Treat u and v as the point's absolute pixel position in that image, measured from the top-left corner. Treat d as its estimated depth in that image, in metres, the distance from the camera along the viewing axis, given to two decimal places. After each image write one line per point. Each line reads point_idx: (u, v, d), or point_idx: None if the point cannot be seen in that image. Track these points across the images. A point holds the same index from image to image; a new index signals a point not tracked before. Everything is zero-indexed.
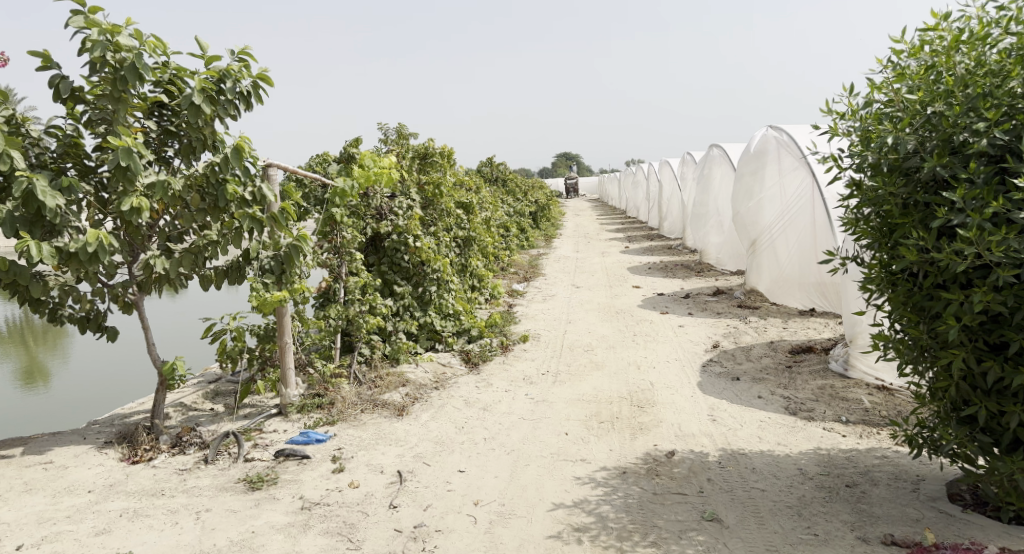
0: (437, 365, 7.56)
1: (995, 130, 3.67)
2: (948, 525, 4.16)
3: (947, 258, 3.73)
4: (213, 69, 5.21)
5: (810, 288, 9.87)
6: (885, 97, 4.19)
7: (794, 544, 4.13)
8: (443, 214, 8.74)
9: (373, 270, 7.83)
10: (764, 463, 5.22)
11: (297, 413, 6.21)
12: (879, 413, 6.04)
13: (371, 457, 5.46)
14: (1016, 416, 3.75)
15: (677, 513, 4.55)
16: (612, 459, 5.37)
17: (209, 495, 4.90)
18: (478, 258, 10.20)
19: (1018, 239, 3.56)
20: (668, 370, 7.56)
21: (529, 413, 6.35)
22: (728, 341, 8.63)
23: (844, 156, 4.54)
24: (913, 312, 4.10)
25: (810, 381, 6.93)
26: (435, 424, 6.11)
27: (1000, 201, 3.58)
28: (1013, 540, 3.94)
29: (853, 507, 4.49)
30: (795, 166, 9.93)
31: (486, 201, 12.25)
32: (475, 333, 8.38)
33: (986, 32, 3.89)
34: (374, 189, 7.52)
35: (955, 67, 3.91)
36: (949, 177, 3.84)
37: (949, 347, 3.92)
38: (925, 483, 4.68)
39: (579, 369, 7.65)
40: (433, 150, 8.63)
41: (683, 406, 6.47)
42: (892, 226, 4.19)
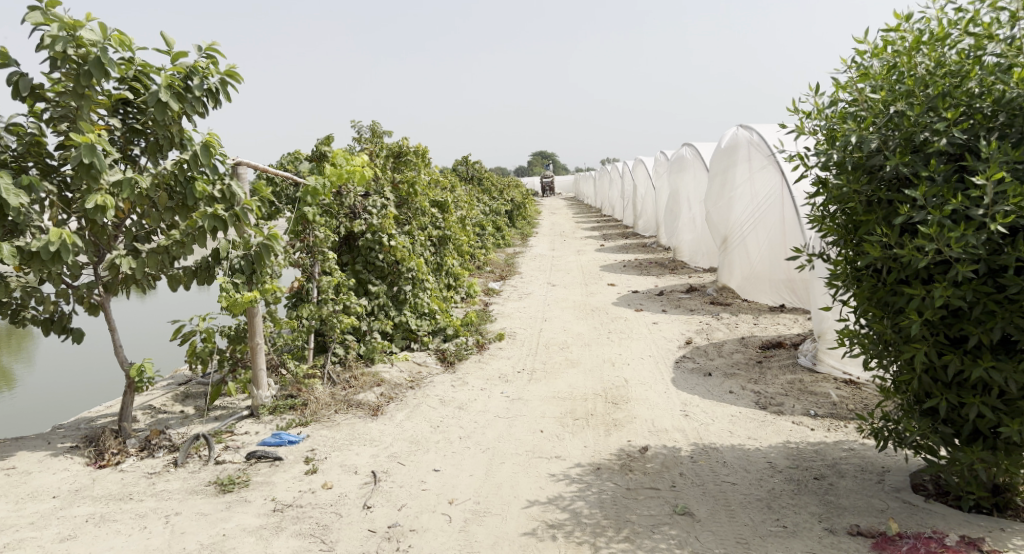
0: (412, 365, 7.54)
1: (954, 129, 3.77)
2: (912, 515, 4.26)
3: (909, 254, 3.82)
4: (180, 66, 5.13)
5: (779, 284, 10.01)
6: (849, 97, 4.27)
7: (763, 537, 4.20)
8: (418, 212, 8.71)
9: (347, 270, 7.77)
10: (735, 457, 5.30)
11: (269, 414, 6.14)
12: (847, 406, 6.16)
13: (345, 457, 5.43)
14: (975, 407, 3.86)
15: (649, 507, 4.60)
16: (587, 455, 5.41)
17: (179, 499, 4.83)
18: (453, 257, 10.18)
19: (976, 235, 3.65)
20: (642, 367, 7.63)
21: (505, 412, 6.37)
22: (701, 338, 8.74)
23: (810, 154, 4.62)
24: (877, 307, 4.18)
25: (780, 376, 7.05)
26: (410, 424, 6.09)
27: (960, 198, 3.67)
28: (973, 528, 4.06)
29: (821, 499, 4.58)
30: (764, 165, 10.04)
31: (461, 199, 12.23)
32: (451, 332, 8.35)
33: (946, 33, 3.98)
34: (347, 187, 7.49)
35: (916, 68, 4.00)
36: (910, 175, 3.93)
37: (912, 342, 4.00)
38: (890, 474, 4.80)
39: (554, 366, 7.68)
40: (407, 148, 8.61)
41: (657, 402, 6.54)
42: (857, 223, 4.28)
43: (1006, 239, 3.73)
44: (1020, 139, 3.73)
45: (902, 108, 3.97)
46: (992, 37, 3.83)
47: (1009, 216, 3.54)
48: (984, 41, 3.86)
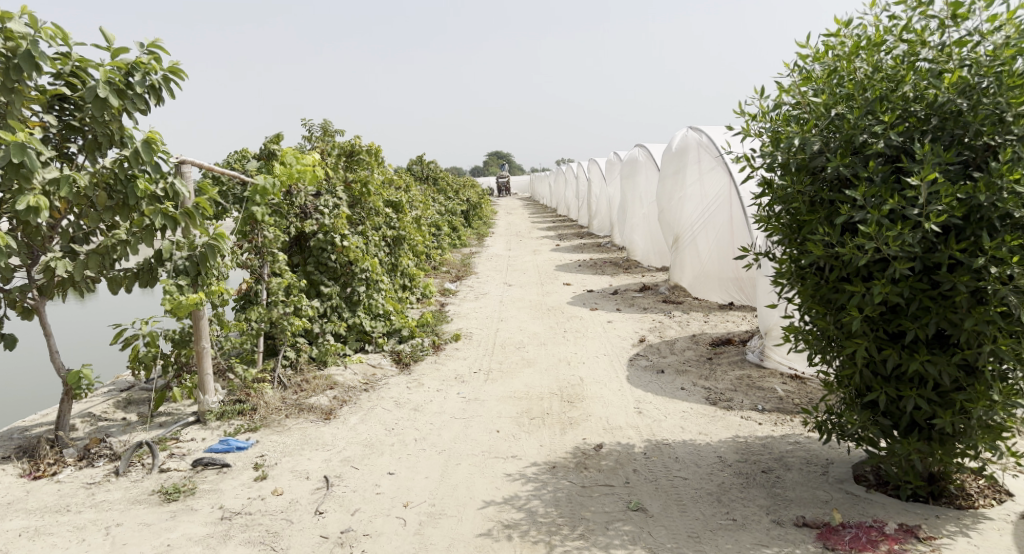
0: (366, 367, 7.44)
1: (891, 132, 3.91)
2: (853, 505, 4.40)
3: (849, 253, 3.94)
4: (120, 61, 4.95)
5: (728, 283, 10.23)
6: (793, 100, 4.39)
7: (714, 530, 4.29)
8: (371, 212, 8.60)
9: (299, 271, 7.62)
10: (686, 452, 5.40)
11: (216, 420, 5.98)
12: (793, 400, 6.34)
13: (296, 462, 5.32)
14: (912, 399, 4.02)
15: (604, 504, 4.64)
16: (542, 454, 5.43)
17: (121, 509, 4.66)
18: (409, 257, 10.09)
19: (912, 234, 3.78)
20: (597, 366, 7.69)
21: (460, 412, 6.34)
22: (654, 336, 8.86)
23: (756, 156, 4.72)
24: (820, 304, 4.31)
25: (729, 372, 7.21)
26: (364, 427, 6.02)
27: (897, 198, 3.81)
28: (910, 516, 4.22)
29: (768, 492, 4.70)
30: (713, 166, 10.23)
31: (416, 199, 12.14)
32: (406, 334, 8.29)
33: (882, 39, 4.11)
34: (297, 186, 7.31)
35: (855, 72, 4.13)
36: (850, 175, 4.06)
37: (853, 338, 4.14)
38: (834, 466, 4.95)
39: (510, 366, 7.69)
40: (360, 147, 8.49)
41: (611, 400, 6.60)
42: (800, 222, 4.40)
43: (939, 238, 3.88)
44: (951, 141, 3.89)
45: (842, 111, 4.09)
46: (925, 43, 3.98)
47: (942, 216, 3.69)
48: (918, 47, 4.00)
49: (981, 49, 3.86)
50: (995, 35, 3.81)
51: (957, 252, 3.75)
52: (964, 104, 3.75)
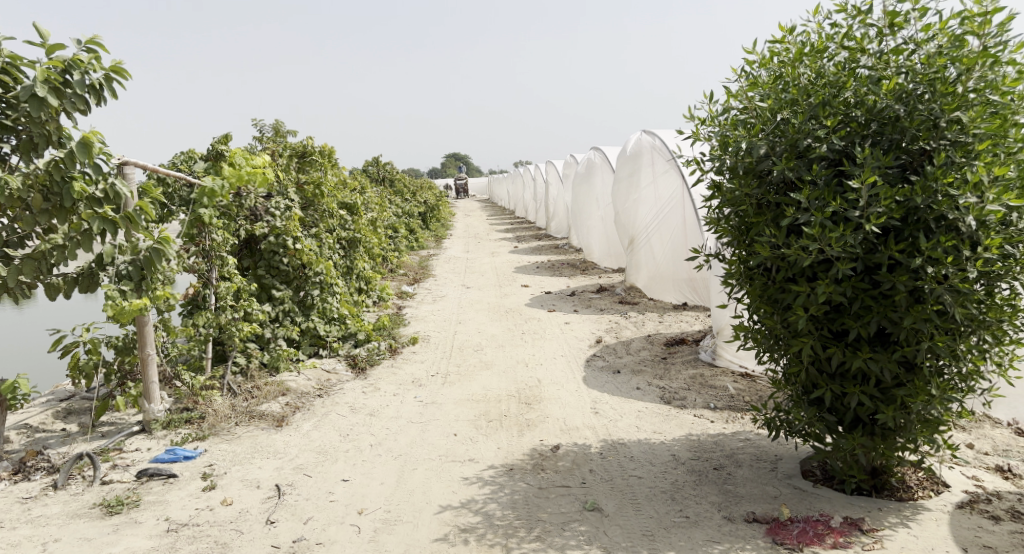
0: (320, 373, 7.32)
1: (834, 136, 4.03)
2: (801, 500, 4.51)
3: (795, 254, 4.05)
4: (56, 59, 4.76)
5: (682, 283, 10.41)
6: (740, 105, 4.49)
7: (667, 528, 4.34)
8: (325, 215, 8.46)
9: (249, 274, 7.45)
10: (641, 451, 5.46)
11: (162, 429, 5.79)
12: (743, 398, 6.48)
13: (246, 471, 5.20)
14: (855, 396, 4.15)
15: (560, 505, 4.66)
16: (499, 457, 5.42)
17: (59, 524, 4.48)
18: (365, 260, 9.96)
19: (854, 235, 3.90)
20: (554, 367, 7.72)
21: (417, 416, 6.29)
22: (610, 336, 8.95)
23: (706, 159, 4.80)
24: (768, 303, 4.42)
25: (682, 372, 7.32)
26: (318, 433, 5.91)
27: (839, 201, 3.92)
28: (854, 509, 4.35)
29: (720, 489, 4.78)
30: (666, 169, 10.39)
31: (372, 201, 12.00)
32: (362, 337, 8.18)
33: (824, 46, 4.23)
34: (248, 188, 7.12)
35: (798, 78, 4.24)
36: (795, 178, 4.17)
37: (799, 336, 4.26)
38: (782, 462, 5.08)
39: (467, 369, 7.66)
40: (312, 148, 8.34)
41: (568, 401, 6.63)
42: (748, 224, 4.50)
43: (880, 239, 4.01)
44: (890, 146, 4.02)
45: (787, 116, 4.20)
46: (865, 50, 4.10)
47: (881, 218, 3.82)
48: (858, 54, 4.13)
49: (916, 57, 4.00)
50: (929, 44, 3.96)
51: (896, 253, 3.89)
52: (901, 110, 3.89)
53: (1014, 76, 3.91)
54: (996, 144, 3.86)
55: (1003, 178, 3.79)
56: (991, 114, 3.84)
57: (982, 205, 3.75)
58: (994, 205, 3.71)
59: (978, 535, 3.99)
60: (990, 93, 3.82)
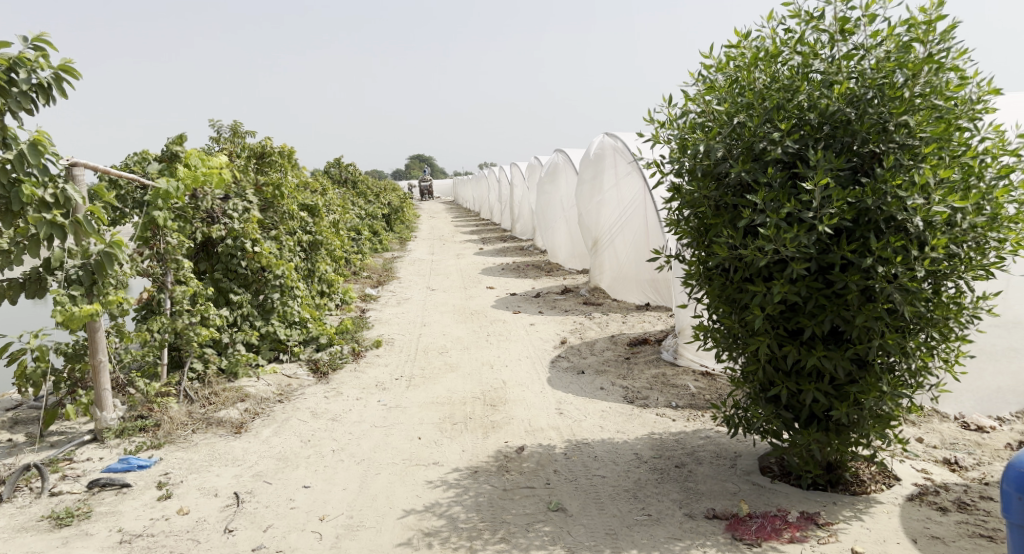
0: (281, 378, 7.20)
1: (788, 139, 4.12)
2: (759, 496, 4.60)
3: (752, 254, 4.13)
4: (1, 57, 4.59)
5: (644, 284, 10.52)
6: (697, 108, 4.56)
7: (630, 526, 4.38)
8: (285, 216, 8.32)
9: (205, 278, 7.29)
10: (604, 450, 5.50)
11: (115, 438, 5.63)
12: (704, 396, 6.58)
13: (203, 480, 5.08)
14: (810, 393, 4.25)
15: (524, 506, 4.67)
16: (464, 460, 5.40)
17: (6, 538, 4.32)
18: (327, 263, 9.84)
19: (808, 236, 4.00)
20: (519, 368, 7.73)
21: (381, 420, 6.23)
22: (575, 337, 9.00)
23: (665, 161, 4.86)
24: (727, 303, 4.50)
25: (645, 371, 7.39)
26: (278, 439, 5.81)
27: (794, 202, 4.01)
28: (811, 504, 4.45)
29: (682, 486, 4.85)
30: (628, 171, 10.51)
31: (334, 203, 11.88)
32: (325, 341, 8.12)
33: (778, 51, 4.33)
34: (203, 190, 6.95)
35: (754, 82, 4.33)
36: (751, 181, 4.25)
37: (756, 335, 4.35)
38: (742, 458, 5.17)
39: (432, 372, 7.62)
40: (271, 149, 8.21)
41: (533, 402, 6.64)
42: (707, 226, 4.58)
43: (832, 239, 4.11)
44: (841, 148, 4.12)
45: (743, 119, 4.29)
46: (817, 55, 4.21)
47: (834, 218, 3.92)
48: (811, 59, 4.23)
49: (866, 62, 4.11)
50: (878, 49, 4.07)
51: (848, 253, 3.99)
52: (852, 114, 4.00)
53: (957, 82, 4.04)
54: (941, 147, 3.98)
55: (948, 180, 3.92)
56: (936, 118, 3.97)
57: (928, 205, 3.87)
58: (939, 206, 3.83)
59: (927, 526, 4.12)
60: (935, 98, 3.95)
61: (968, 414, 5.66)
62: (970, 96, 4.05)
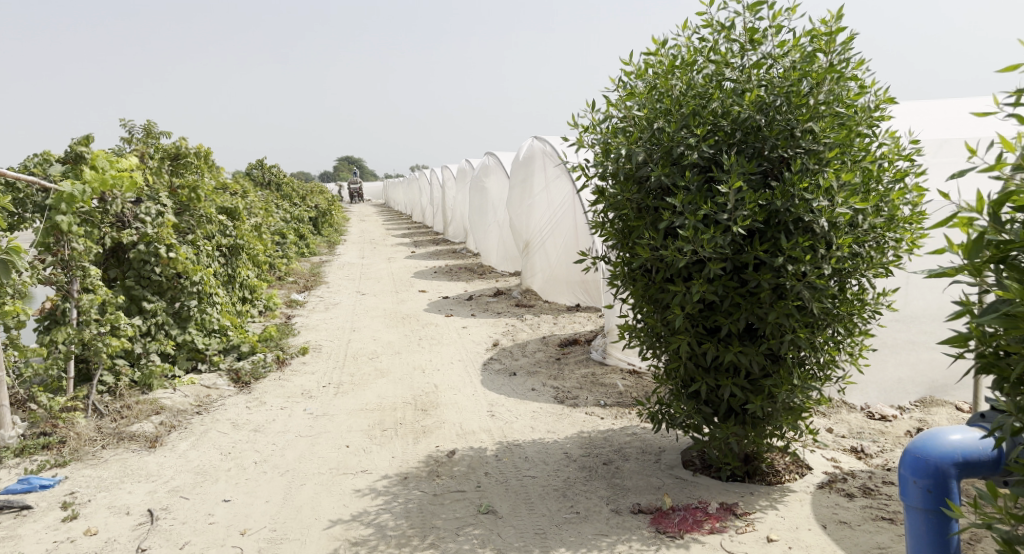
0: (199, 389, 6.92)
1: (703, 144, 4.27)
2: (682, 489, 4.74)
3: (671, 255, 4.26)
4: None
5: (575, 285, 10.69)
6: (619, 114, 4.67)
7: (559, 525, 4.43)
8: (203, 220, 7.98)
9: (116, 285, 6.92)
10: (535, 451, 5.55)
11: (14, 457, 5.28)
12: (630, 394, 6.73)
13: (113, 498, 4.83)
14: (728, 388, 4.42)
15: (454, 510, 4.65)
16: (393, 466, 5.34)
17: None
18: (248, 268, 9.53)
19: (723, 237, 4.15)
20: (451, 372, 7.70)
21: (307, 429, 6.08)
22: (506, 339, 9.03)
23: (589, 165, 4.92)
24: (650, 303, 4.63)
25: (575, 372, 7.50)
26: (196, 453, 5.58)
27: (709, 204, 4.15)
28: (729, 495, 4.62)
29: (609, 483, 4.94)
30: (557, 174, 10.74)
31: (256, 206, 11.52)
32: (246, 350, 7.78)
33: (693, 59, 4.48)
34: (112, 193, 6.66)
35: (671, 89, 4.46)
36: (670, 184, 4.38)
37: (677, 334, 4.48)
38: (666, 453, 5.32)
39: (362, 378, 7.48)
40: (186, 150, 7.87)
41: (464, 406, 6.63)
42: (630, 228, 4.69)
43: (746, 240, 4.28)
44: (753, 153, 4.30)
45: (662, 124, 4.42)
46: (729, 64, 4.37)
47: (746, 220, 4.08)
48: (723, 67, 4.40)
49: (774, 71, 4.30)
50: (784, 59, 4.27)
51: (760, 253, 4.16)
52: (762, 120, 4.18)
53: (856, 91, 4.28)
54: (843, 152, 4.21)
55: (850, 183, 4.14)
56: (839, 125, 4.19)
57: (832, 208, 4.09)
58: (842, 208, 4.05)
59: (835, 512, 4.34)
60: (837, 106, 4.17)
61: (874, 404, 6.04)
62: (868, 104, 4.30)
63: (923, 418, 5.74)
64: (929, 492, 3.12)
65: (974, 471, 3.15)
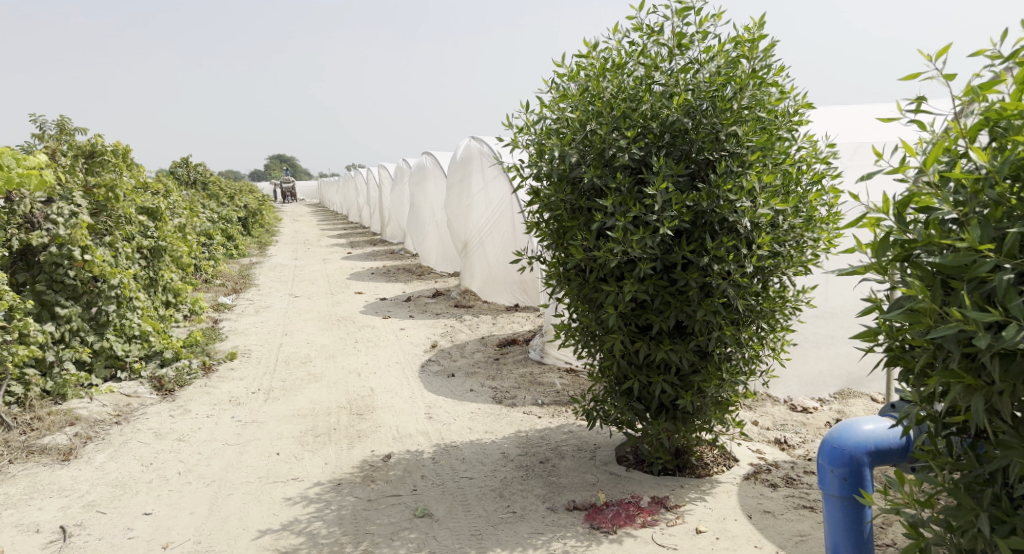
0: (118, 398, 6.60)
1: (633, 146, 4.34)
2: (616, 485, 4.82)
3: (604, 255, 4.32)
4: None
5: (513, 285, 10.74)
6: (552, 116, 4.71)
7: (495, 525, 4.43)
8: (121, 221, 7.61)
9: (25, 290, 6.54)
10: (472, 452, 5.54)
11: None
12: (567, 393, 6.80)
13: (22, 515, 4.55)
14: (659, 384, 4.53)
15: (389, 515, 4.58)
16: (326, 473, 5.22)
17: None
18: (172, 270, 9.15)
19: (652, 237, 4.23)
20: (388, 375, 7.59)
21: (235, 437, 5.88)
22: (445, 340, 8.98)
23: (524, 166, 4.94)
24: (584, 303, 4.70)
25: (513, 371, 7.53)
26: (114, 465, 5.32)
27: (639, 205, 4.23)
28: (661, 489, 4.73)
29: (545, 481, 4.98)
30: (495, 174, 10.82)
31: (180, 206, 11.09)
32: (169, 356, 7.45)
33: (624, 62, 4.55)
34: (19, 192, 6.43)
35: (603, 91, 4.52)
36: (602, 186, 4.43)
37: (611, 332, 4.56)
38: (601, 450, 5.39)
39: (294, 383, 7.29)
40: (102, 147, 7.50)
41: (400, 409, 6.55)
42: (564, 228, 4.74)
43: (674, 240, 4.38)
44: (681, 155, 4.42)
45: (594, 126, 4.47)
46: (658, 67, 4.46)
47: (674, 221, 4.18)
48: (652, 70, 4.49)
49: (700, 75, 4.41)
50: (710, 63, 4.39)
51: (688, 253, 4.27)
52: (688, 124, 4.29)
53: (777, 96, 4.45)
54: (765, 155, 4.36)
55: (771, 185, 4.28)
56: (761, 129, 4.34)
57: (755, 208, 4.22)
58: (764, 208, 4.19)
59: (760, 502, 4.50)
60: (759, 110, 4.32)
61: (796, 397, 6.28)
62: (788, 108, 4.47)
63: (842, 409, 6.02)
64: (844, 480, 3.27)
65: (886, 459, 3.32)
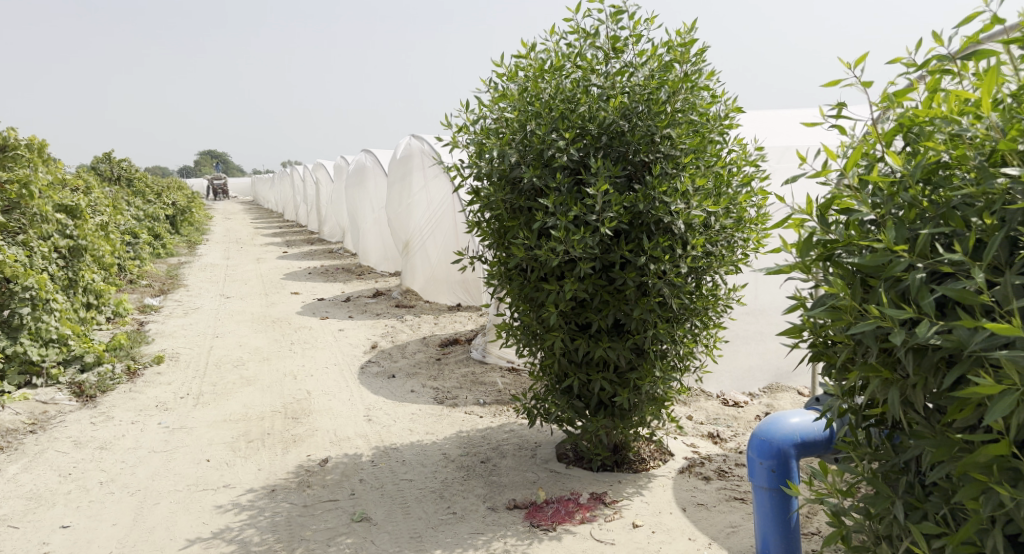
0: (33, 405, 6.22)
1: (571, 148, 4.37)
2: (555, 482, 4.85)
3: (545, 254, 4.33)
4: None
5: (455, 285, 10.69)
6: (491, 116, 4.71)
7: (435, 527, 4.39)
8: (37, 219, 7.24)
9: None
10: (412, 454, 5.48)
11: None
12: (508, 392, 6.81)
13: None
14: (598, 382, 4.59)
15: (326, 520, 4.48)
16: (259, 479, 5.07)
17: None
18: (94, 271, 8.73)
19: (592, 237, 4.26)
20: (326, 377, 7.43)
21: (161, 445, 5.64)
22: (385, 341, 8.86)
23: (464, 165, 4.90)
24: (525, 302, 4.71)
25: (455, 371, 7.49)
26: (29, 476, 5.02)
27: (579, 205, 4.26)
28: (599, 485, 4.79)
29: (486, 481, 4.97)
30: (435, 173, 10.75)
31: (103, 203, 10.58)
32: (90, 360, 7.07)
33: (561, 64, 4.58)
34: None
35: (541, 92, 4.54)
36: (542, 185, 4.45)
37: (551, 331, 4.59)
38: (541, 448, 5.43)
39: (226, 387, 7.05)
40: (15, 141, 7.07)
41: (339, 411, 6.43)
42: (504, 228, 4.73)
43: (613, 240, 4.43)
44: (618, 157, 4.48)
45: (533, 127, 4.48)
46: (594, 70, 4.50)
47: (613, 221, 4.23)
48: (589, 73, 4.52)
49: (635, 79, 4.48)
50: (643, 67, 4.46)
51: (625, 252, 4.34)
52: (625, 125, 4.37)
53: (709, 100, 4.56)
54: (698, 158, 4.45)
55: (704, 187, 4.38)
56: (693, 132, 4.45)
57: (689, 209, 4.29)
58: (697, 210, 4.26)
59: (694, 494, 4.61)
60: (692, 114, 4.42)
61: (728, 391, 6.48)
62: (719, 112, 4.58)
63: (771, 403, 6.24)
64: (773, 472, 3.38)
65: (811, 450, 3.45)
